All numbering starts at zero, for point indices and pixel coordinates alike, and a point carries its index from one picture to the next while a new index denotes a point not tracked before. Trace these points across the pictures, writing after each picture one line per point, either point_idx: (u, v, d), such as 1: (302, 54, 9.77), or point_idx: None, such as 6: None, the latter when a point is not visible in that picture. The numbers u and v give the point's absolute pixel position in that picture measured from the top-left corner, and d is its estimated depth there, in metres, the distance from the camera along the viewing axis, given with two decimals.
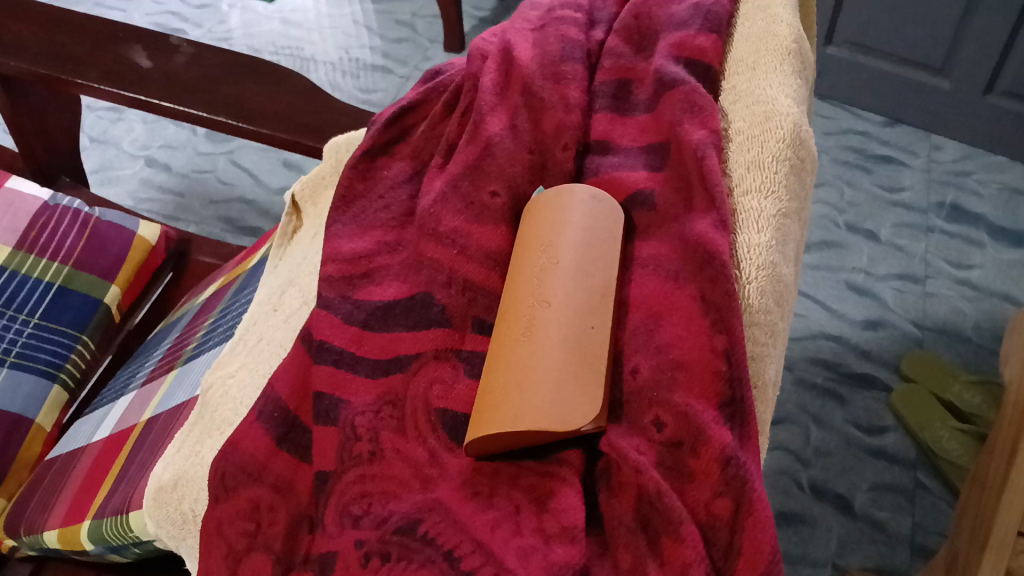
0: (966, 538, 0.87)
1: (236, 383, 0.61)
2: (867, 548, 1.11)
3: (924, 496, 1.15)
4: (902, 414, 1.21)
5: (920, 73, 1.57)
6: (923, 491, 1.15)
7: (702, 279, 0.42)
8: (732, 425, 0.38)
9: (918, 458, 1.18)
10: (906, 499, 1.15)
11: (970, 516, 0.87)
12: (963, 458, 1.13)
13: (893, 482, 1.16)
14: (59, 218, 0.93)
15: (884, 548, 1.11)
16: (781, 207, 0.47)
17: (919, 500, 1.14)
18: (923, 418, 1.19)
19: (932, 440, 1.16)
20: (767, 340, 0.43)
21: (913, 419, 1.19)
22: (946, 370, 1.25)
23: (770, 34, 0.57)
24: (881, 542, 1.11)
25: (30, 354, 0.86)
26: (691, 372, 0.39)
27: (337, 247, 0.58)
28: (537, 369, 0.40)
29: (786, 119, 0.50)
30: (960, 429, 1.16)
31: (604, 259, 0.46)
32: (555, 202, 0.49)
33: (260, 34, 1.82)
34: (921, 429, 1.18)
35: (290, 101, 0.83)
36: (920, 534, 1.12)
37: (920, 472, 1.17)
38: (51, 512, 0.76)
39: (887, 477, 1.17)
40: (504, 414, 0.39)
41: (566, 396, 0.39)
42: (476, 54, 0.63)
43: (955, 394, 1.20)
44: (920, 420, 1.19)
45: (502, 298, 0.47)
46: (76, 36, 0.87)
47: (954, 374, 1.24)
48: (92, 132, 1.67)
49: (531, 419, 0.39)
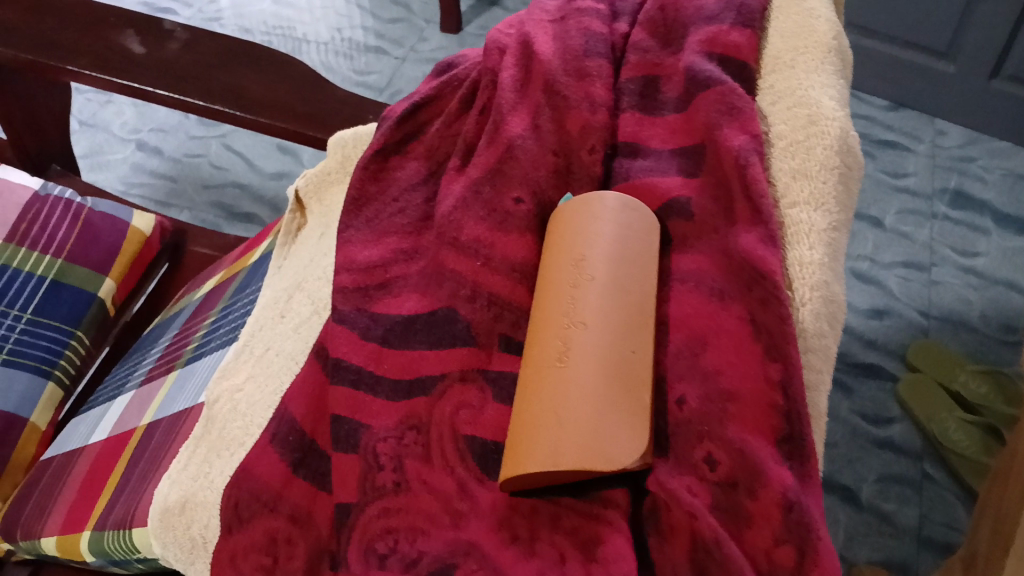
0: (988, 539, 0.85)
1: (244, 396, 0.58)
2: (874, 540, 1.09)
3: (930, 487, 1.13)
4: (907, 404, 1.19)
5: (925, 57, 1.54)
6: (930, 482, 1.13)
7: (750, 300, 0.40)
8: (791, 464, 0.36)
9: (925, 448, 1.16)
10: (913, 491, 1.13)
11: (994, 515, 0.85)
12: (969, 451, 1.11)
13: (900, 473, 1.15)
14: (49, 210, 0.89)
15: (891, 541, 1.09)
16: (832, 220, 0.44)
17: (926, 491, 1.13)
18: (929, 409, 1.17)
19: (938, 431, 1.14)
20: (822, 366, 0.40)
21: (920, 410, 1.17)
22: (951, 360, 1.23)
23: (808, 30, 0.54)
24: (888, 534, 1.10)
25: (23, 350, 0.83)
26: (744, 405, 0.37)
27: (350, 255, 0.55)
28: (577, 401, 0.37)
29: (832, 123, 0.47)
30: (967, 421, 1.14)
31: (642, 275, 0.43)
32: (582, 210, 0.46)
33: (251, 14, 1.77)
34: (928, 421, 1.16)
35: (290, 90, 0.79)
36: (927, 526, 1.10)
37: (926, 463, 1.15)
38: (48, 519, 0.74)
39: (895, 468, 1.15)
40: (547, 451, 0.36)
41: (611, 430, 0.36)
42: (493, 48, 0.60)
43: (961, 385, 1.18)
44: (926, 411, 1.17)
45: (531, 315, 0.44)
46: (66, 20, 0.83)
47: (960, 364, 1.22)
48: (81, 115, 1.63)
49: (576, 455, 0.36)
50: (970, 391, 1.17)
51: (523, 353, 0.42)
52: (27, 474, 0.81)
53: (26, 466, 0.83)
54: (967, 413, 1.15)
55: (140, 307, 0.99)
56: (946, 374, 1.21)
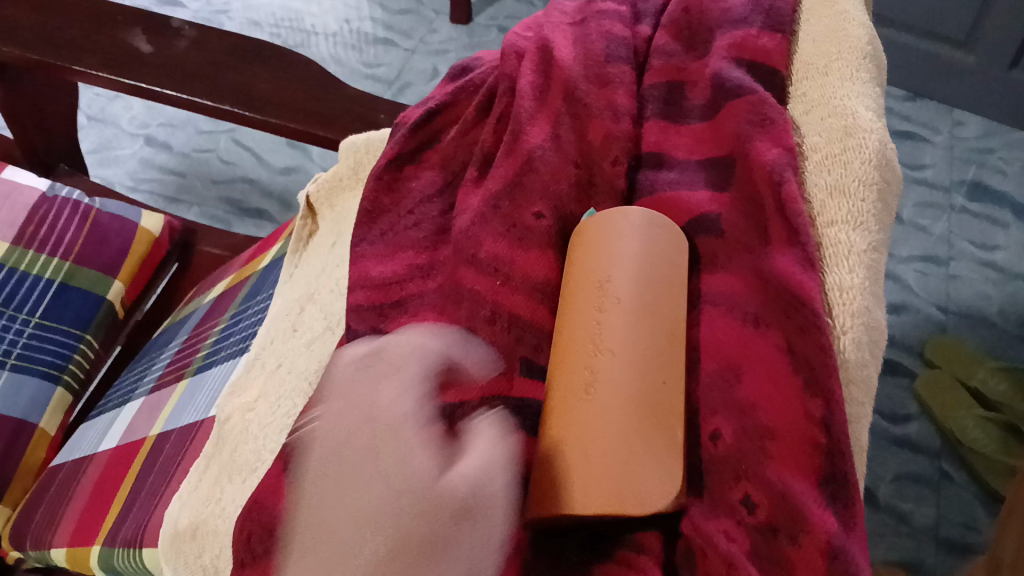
0: None
1: (256, 416, 0.56)
2: (891, 540, 1.07)
3: (948, 487, 1.11)
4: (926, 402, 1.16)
5: (944, 47, 1.51)
6: (947, 482, 1.11)
7: (788, 327, 0.38)
8: (833, 506, 0.34)
9: (942, 447, 1.14)
10: (930, 490, 1.11)
11: None
12: (986, 450, 1.09)
13: (917, 472, 1.13)
14: (58, 211, 0.88)
15: (909, 541, 1.07)
16: (871, 240, 0.41)
17: (943, 491, 1.11)
18: (946, 406, 1.15)
19: (956, 429, 1.12)
20: (863, 399, 0.38)
21: (938, 408, 1.15)
22: (969, 356, 1.21)
23: (841, 35, 0.51)
24: (906, 534, 1.08)
25: (30, 355, 0.81)
26: (783, 443, 0.35)
27: (365, 271, 0.54)
28: (611, 440, 0.36)
29: (870, 136, 0.45)
30: (986, 418, 1.12)
31: (672, 296, 0.41)
32: (606, 227, 0.44)
33: (259, 6, 1.75)
34: (946, 419, 1.14)
35: (300, 90, 0.77)
36: (944, 526, 1.08)
37: (943, 462, 1.13)
38: (58, 529, 0.73)
39: (911, 467, 1.13)
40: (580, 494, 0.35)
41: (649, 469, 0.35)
42: (511, 52, 0.58)
43: (980, 381, 1.16)
44: (944, 409, 1.15)
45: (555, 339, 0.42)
46: (73, 17, 0.81)
47: (979, 360, 1.19)
48: (90, 110, 1.61)
49: (612, 498, 0.34)
50: (990, 388, 1.14)
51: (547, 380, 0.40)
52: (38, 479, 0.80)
53: (37, 471, 0.82)
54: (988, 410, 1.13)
55: (150, 307, 0.98)
56: (964, 370, 1.19)
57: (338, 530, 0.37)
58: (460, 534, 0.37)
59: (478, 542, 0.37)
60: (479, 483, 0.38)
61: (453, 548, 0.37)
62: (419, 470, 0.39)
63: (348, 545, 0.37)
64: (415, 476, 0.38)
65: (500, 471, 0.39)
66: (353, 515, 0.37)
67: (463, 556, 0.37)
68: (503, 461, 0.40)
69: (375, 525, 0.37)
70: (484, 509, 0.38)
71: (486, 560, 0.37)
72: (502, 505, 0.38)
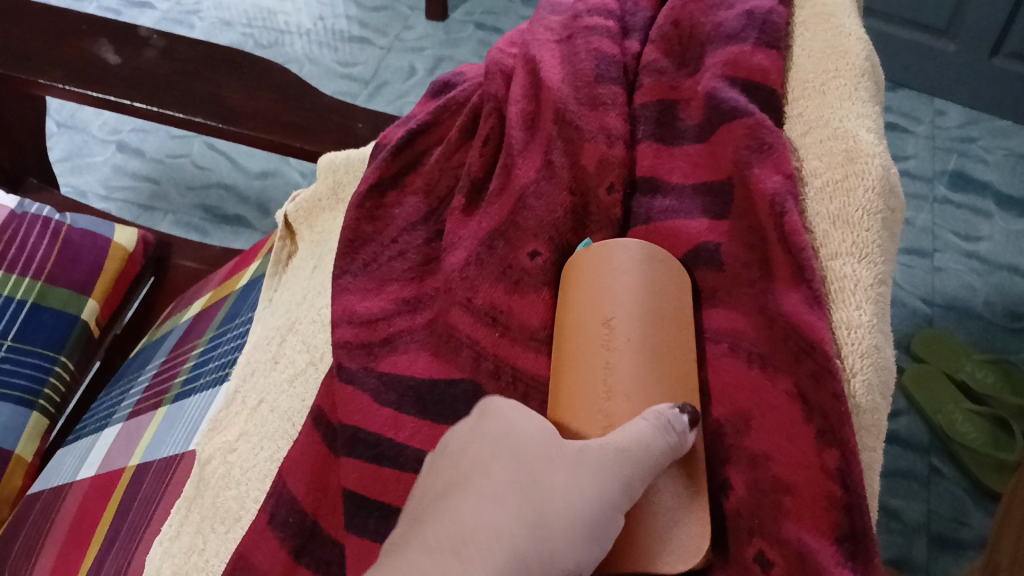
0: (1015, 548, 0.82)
1: (238, 459, 0.54)
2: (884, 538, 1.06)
3: (939, 482, 1.10)
4: (913, 397, 1.15)
5: (924, 36, 1.50)
6: (938, 477, 1.11)
7: (799, 371, 0.36)
8: (853, 565, 0.32)
9: (932, 442, 1.13)
10: (921, 486, 1.10)
11: None
12: (975, 443, 1.09)
13: (907, 467, 1.12)
14: (27, 228, 0.85)
15: (901, 539, 1.06)
16: (878, 272, 0.39)
17: (934, 486, 1.10)
18: (937, 400, 1.14)
19: (946, 424, 1.11)
20: (876, 444, 0.36)
21: (928, 402, 1.14)
22: (957, 347, 1.19)
23: (839, 51, 0.50)
24: (898, 532, 1.07)
25: (5, 379, 0.79)
26: (800, 498, 0.34)
27: (349, 306, 0.51)
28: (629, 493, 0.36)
29: (873, 161, 0.43)
30: (975, 412, 1.12)
31: (678, 330, 0.40)
32: (605, 258, 0.42)
33: (231, 5, 1.71)
34: (936, 413, 1.13)
35: (274, 100, 0.74)
36: (936, 521, 1.07)
37: (934, 457, 1.12)
38: (35, 563, 0.71)
39: (902, 463, 1.12)
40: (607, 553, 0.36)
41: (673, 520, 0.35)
42: (495, 71, 0.56)
43: (967, 372, 1.16)
44: (934, 403, 1.14)
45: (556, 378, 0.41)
46: (35, 29, 0.78)
47: (965, 352, 1.19)
48: (60, 116, 1.57)
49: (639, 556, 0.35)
50: (976, 379, 1.15)
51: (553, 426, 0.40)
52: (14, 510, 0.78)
53: (14, 500, 0.80)
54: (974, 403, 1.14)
55: (131, 317, 0.96)
56: (951, 363, 1.18)
57: (449, 491, 0.36)
58: (568, 491, 0.35)
59: (595, 495, 0.35)
60: (598, 441, 0.36)
61: (563, 508, 0.35)
62: (534, 436, 0.37)
63: (457, 504, 0.35)
64: (531, 441, 0.37)
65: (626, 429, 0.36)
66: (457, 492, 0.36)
67: (574, 513, 0.34)
68: (645, 429, 0.35)
69: (483, 489, 0.36)
70: (603, 462, 0.35)
71: (604, 519, 0.35)
72: (629, 468, 0.35)
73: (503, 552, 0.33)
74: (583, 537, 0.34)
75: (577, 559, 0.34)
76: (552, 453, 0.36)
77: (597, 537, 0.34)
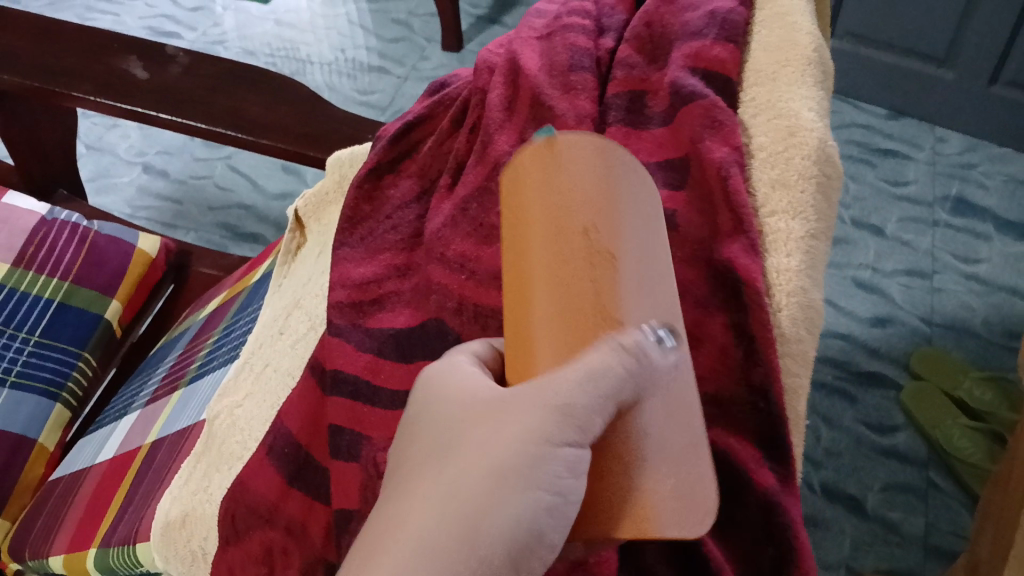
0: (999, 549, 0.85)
1: (243, 413, 0.59)
2: (880, 549, 1.09)
3: (936, 495, 1.12)
4: (912, 413, 1.18)
5: (923, 65, 1.56)
6: (935, 490, 1.13)
7: (733, 308, 0.41)
8: (773, 465, 0.38)
9: (930, 457, 1.16)
10: (918, 499, 1.13)
11: (1006, 526, 0.84)
12: (974, 459, 1.10)
13: (906, 481, 1.14)
14: (56, 234, 0.90)
15: (897, 550, 1.08)
16: (810, 228, 0.45)
17: (931, 499, 1.12)
18: (935, 417, 1.17)
19: (944, 438, 1.13)
20: (800, 371, 0.41)
21: (926, 419, 1.17)
22: (955, 366, 1.22)
23: (790, 43, 0.55)
24: (895, 543, 1.09)
25: (31, 373, 0.84)
26: (728, 409, 0.40)
27: (346, 273, 0.57)
28: (615, 443, 0.36)
29: (811, 134, 0.48)
30: (973, 427, 1.13)
31: (648, 226, 0.39)
32: (579, 162, 0.38)
33: (254, 35, 1.80)
34: (934, 428, 1.15)
35: (289, 111, 0.80)
36: (934, 535, 1.09)
37: (931, 471, 1.14)
38: (55, 538, 0.75)
39: (900, 477, 1.15)
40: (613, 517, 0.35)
41: (682, 466, 0.35)
42: (483, 67, 0.62)
43: (966, 391, 1.18)
44: (932, 420, 1.16)
45: (523, 303, 0.38)
46: (69, 47, 0.85)
47: (965, 370, 1.21)
48: (88, 139, 1.66)
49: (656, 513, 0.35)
50: (975, 398, 1.16)
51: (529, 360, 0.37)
52: (34, 496, 0.83)
53: (35, 487, 0.85)
54: (973, 420, 1.15)
55: (146, 328, 1.01)
56: (950, 381, 1.21)
57: (404, 472, 0.36)
58: (510, 440, 0.34)
59: (534, 438, 0.33)
60: (538, 381, 0.35)
61: (503, 457, 0.33)
62: (491, 397, 0.36)
63: (409, 483, 0.35)
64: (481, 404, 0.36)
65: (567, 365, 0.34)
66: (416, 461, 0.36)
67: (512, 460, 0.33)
68: (612, 358, 0.34)
69: (431, 464, 0.35)
70: (538, 404, 0.34)
71: (548, 460, 0.33)
72: (578, 412, 0.34)
73: (447, 516, 0.32)
74: (533, 483, 0.33)
75: (530, 508, 0.33)
76: (498, 406, 0.35)
77: (546, 482, 0.33)
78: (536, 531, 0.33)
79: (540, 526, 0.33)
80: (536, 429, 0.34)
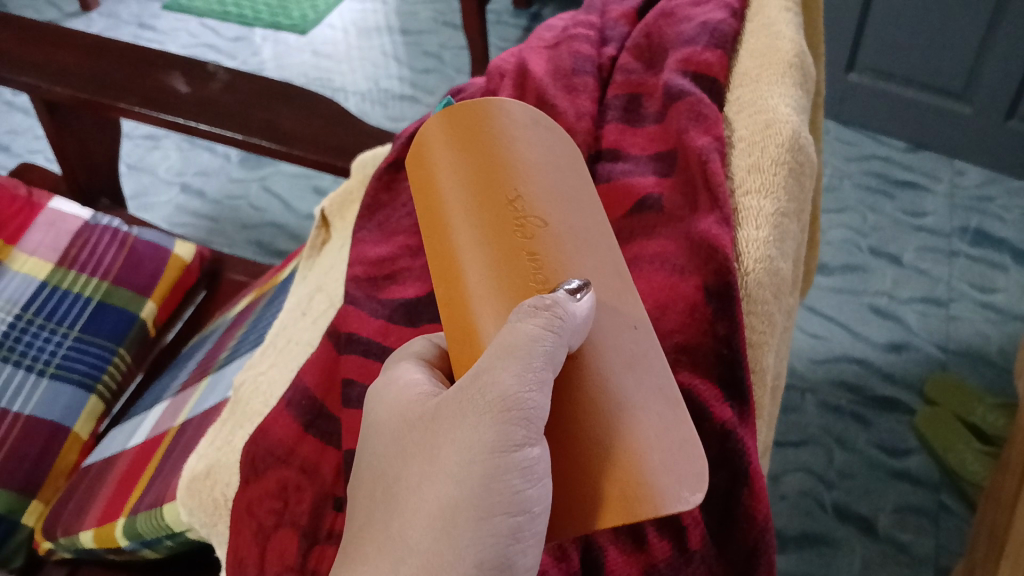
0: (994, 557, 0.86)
1: (266, 379, 0.65)
2: (889, 570, 1.07)
3: (947, 518, 1.11)
4: (925, 437, 1.17)
5: (940, 99, 1.59)
6: (946, 513, 1.11)
7: (705, 271, 0.46)
8: (732, 402, 0.43)
9: (942, 480, 1.14)
10: (930, 521, 1.11)
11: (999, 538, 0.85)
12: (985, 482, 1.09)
13: (918, 503, 1.12)
14: (97, 237, 0.97)
15: (908, 571, 1.06)
16: (779, 207, 0.50)
17: (942, 521, 1.10)
18: (947, 441, 1.15)
19: (957, 464, 1.12)
20: (764, 329, 0.47)
21: (938, 442, 1.15)
22: (972, 393, 1.21)
23: (774, 49, 0.60)
24: (905, 564, 1.07)
25: (69, 365, 0.88)
26: (694, 355, 0.44)
27: (363, 252, 0.63)
28: (594, 431, 0.40)
29: (785, 126, 0.53)
30: (985, 452, 1.11)
31: (577, 205, 0.46)
32: (497, 143, 0.47)
33: (292, 65, 1.89)
34: (946, 452, 1.14)
35: (320, 124, 0.87)
36: (943, 555, 1.07)
37: (943, 494, 1.13)
38: (87, 514, 0.75)
39: (911, 499, 1.13)
40: (598, 496, 0.39)
41: (654, 434, 0.39)
42: (496, 73, 0.68)
43: (979, 417, 1.16)
44: (945, 443, 1.15)
45: (458, 260, 0.45)
46: (119, 63, 0.92)
47: (980, 397, 1.20)
48: (130, 159, 1.74)
49: (639, 495, 0.38)
50: (989, 423, 1.14)
51: (464, 311, 0.44)
52: (68, 480, 0.84)
53: (68, 473, 0.86)
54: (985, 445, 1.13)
55: (177, 332, 1.03)
56: (965, 406, 1.19)
57: (391, 493, 0.41)
58: (469, 451, 0.38)
59: (492, 447, 0.37)
60: (477, 384, 0.38)
61: (467, 468, 0.37)
62: (438, 414, 0.40)
63: (398, 503, 0.40)
64: (437, 414, 0.40)
65: (499, 359, 0.38)
66: (392, 491, 0.41)
67: (469, 476, 0.37)
68: (539, 345, 0.38)
69: (408, 492, 0.40)
70: (488, 415, 0.38)
71: (507, 467, 0.37)
72: (515, 417, 0.37)
73: (435, 532, 0.38)
74: (499, 486, 0.37)
75: (500, 501, 0.37)
76: (446, 413, 0.40)
77: (506, 482, 0.37)
78: (513, 525, 0.38)
79: (517, 522, 0.38)
80: (479, 442, 0.37)
